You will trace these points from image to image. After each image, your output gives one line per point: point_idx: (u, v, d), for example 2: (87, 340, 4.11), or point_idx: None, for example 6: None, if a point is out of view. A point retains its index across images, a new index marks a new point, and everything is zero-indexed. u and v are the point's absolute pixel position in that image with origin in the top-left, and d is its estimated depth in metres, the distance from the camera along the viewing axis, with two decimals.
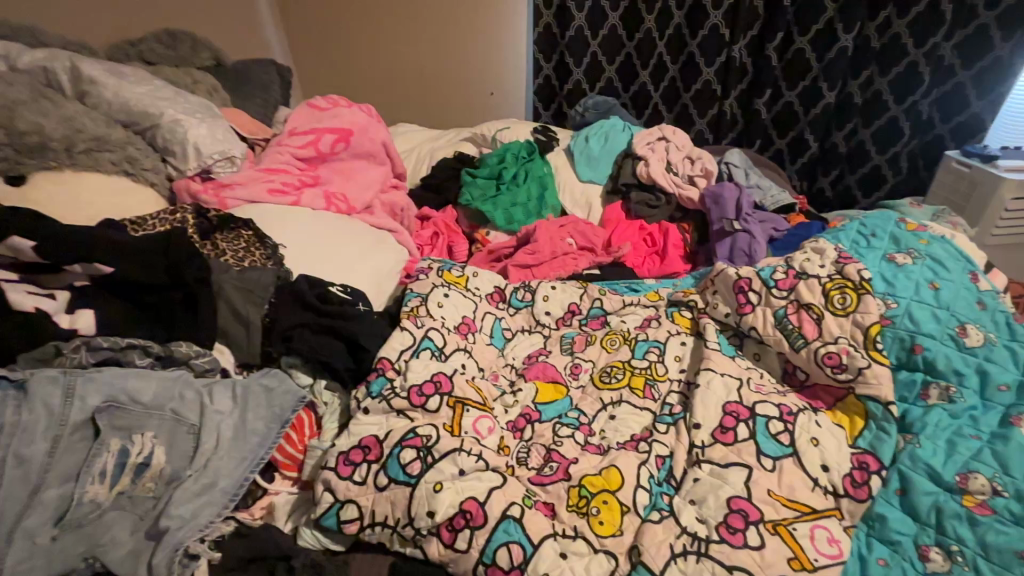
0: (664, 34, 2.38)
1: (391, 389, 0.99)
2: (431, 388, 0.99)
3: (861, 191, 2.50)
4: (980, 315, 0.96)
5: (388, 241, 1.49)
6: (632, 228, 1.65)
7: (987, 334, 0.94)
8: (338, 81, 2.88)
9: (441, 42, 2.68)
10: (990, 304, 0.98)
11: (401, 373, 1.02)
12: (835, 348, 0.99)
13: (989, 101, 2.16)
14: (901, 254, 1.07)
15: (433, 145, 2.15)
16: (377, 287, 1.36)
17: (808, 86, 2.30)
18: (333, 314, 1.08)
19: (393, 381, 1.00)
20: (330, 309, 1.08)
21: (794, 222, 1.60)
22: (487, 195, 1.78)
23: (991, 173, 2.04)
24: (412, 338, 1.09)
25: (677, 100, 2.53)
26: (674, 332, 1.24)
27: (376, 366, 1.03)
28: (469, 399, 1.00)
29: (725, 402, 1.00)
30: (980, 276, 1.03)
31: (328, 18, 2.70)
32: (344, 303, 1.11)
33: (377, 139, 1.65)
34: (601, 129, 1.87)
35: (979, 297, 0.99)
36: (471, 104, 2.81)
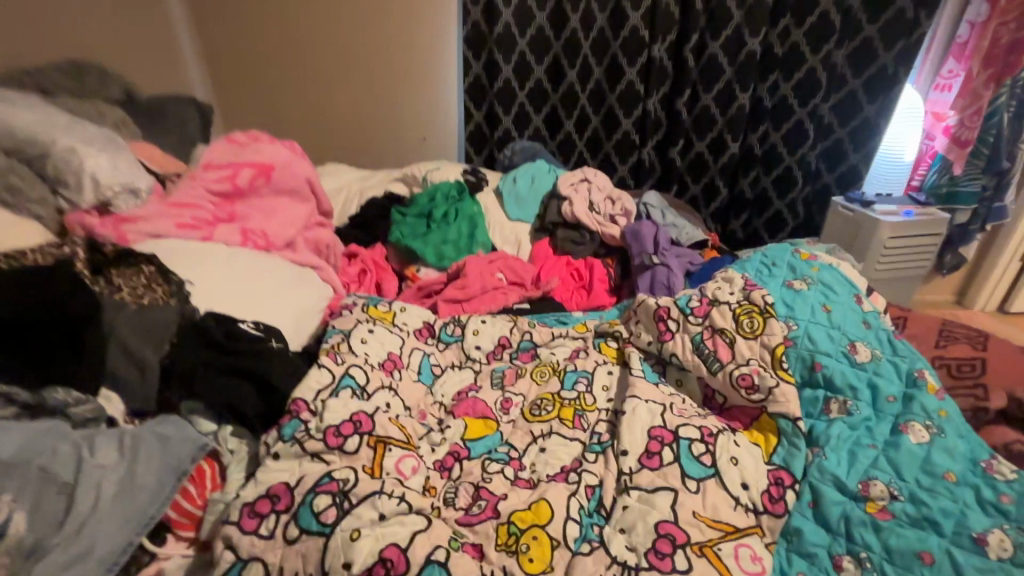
0: (586, 87, 2.55)
1: (305, 431, 0.92)
2: (350, 428, 0.92)
3: (766, 232, 2.74)
4: (867, 333, 1.06)
5: (311, 280, 1.45)
6: (559, 264, 1.69)
7: (873, 349, 1.03)
8: (268, 122, 2.82)
9: (376, 88, 2.71)
10: (874, 323, 1.08)
11: (318, 414, 0.94)
12: (747, 370, 1.05)
13: (864, 154, 2.48)
14: (798, 281, 1.16)
15: (363, 185, 2.13)
16: (297, 326, 1.30)
17: (714, 137, 2.53)
18: (243, 352, 1.00)
19: (308, 422, 0.93)
20: (239, 348, 1.00)
21: (707, 256, 1.71)
22: (417, 233, 1.78)
23: (871, 216, 2.33)
24: (332, 376, 1.03)
25: (600, 148, 2.69)
26: (601, 362, 1.26)
27: (290, 407, 0.95)
28: (392, 437, 0.95)
29: (650, 426, 1.02)
30: (864, 298, 1.13)
31: (259, 60, 2.68)
32: (257, 341, 1.04)
33: (301, 175, 1.61)
34: (528, 171, 1.93)
35: (865, 317, 1.08)
36: (407, 147, 2.84)
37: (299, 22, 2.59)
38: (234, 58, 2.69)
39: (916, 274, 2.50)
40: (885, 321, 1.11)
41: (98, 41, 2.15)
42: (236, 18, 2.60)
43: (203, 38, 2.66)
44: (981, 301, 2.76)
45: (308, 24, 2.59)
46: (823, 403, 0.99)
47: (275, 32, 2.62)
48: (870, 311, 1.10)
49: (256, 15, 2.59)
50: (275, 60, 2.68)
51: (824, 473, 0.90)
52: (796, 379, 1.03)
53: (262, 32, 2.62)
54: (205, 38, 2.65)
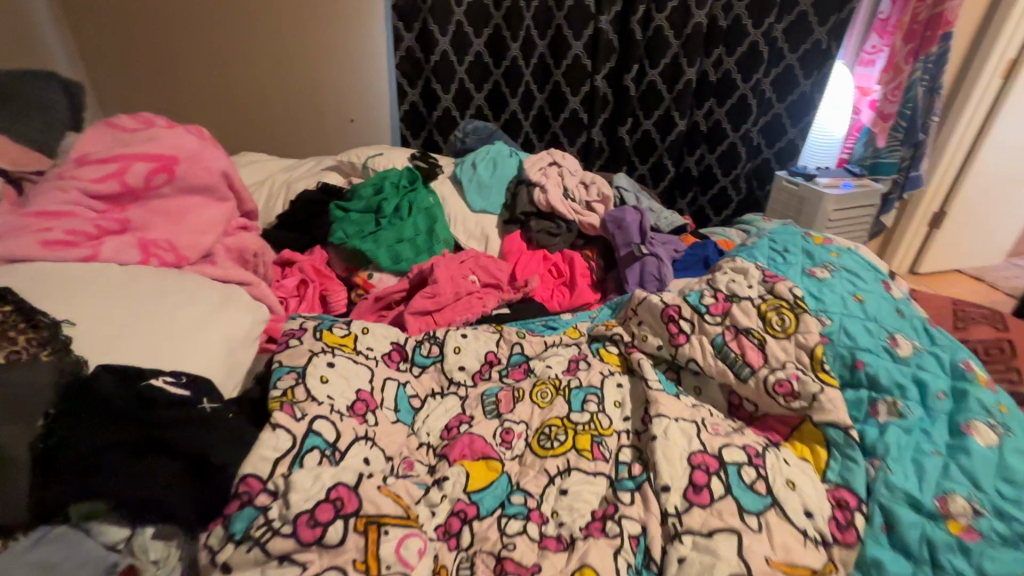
0: (530, 63, 2.35)
1: (265, 523, 0.68)
2: (328, 512, 0.70)
3: (712, 210, 2.70)
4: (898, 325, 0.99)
5: (240, 299, 1.16)
6: (535, 259, 1.51)
7: (912, 344, 0.95)
8: (154, 99, 2.35)
9: (289, 60, 2.33)
10: (905, 314, 1.01)
11: (281, 495, 0.71)
12: (784, 374, 0.93)
13: (800, 128, 2.50)
14: (817, 271, 1.07)
15: (289, 176, 1.81)
16: (228, 362, 1.03)
17: (662, 115, 2.44)
18: (155, 424, 0.71)
19: (268, 510, 0.69)
20: (155, 418, 0.71)
21: (688, 242, 1.61)
22: (364, 231, 1.51)
23: (816, 189, 2.34)
24: (293, 436, 0.78)
25: (547, 128, 2.51)
26: (608, 372, 1.09)
27: (238, 491, 0.71)
28: (388, 515, 0.73)
29: (690, 452, 0.88)
30: (890, 284, 1.08)
31: (138, 21, 2.20)
32: (181, 404, 0.75)
33: (216, 167, 1.26)
34: (489, 155, 1.72)
35: (894, 308, 1.01)
36: (330, 129, 2.49)
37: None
38: (103, 18, 2.19)
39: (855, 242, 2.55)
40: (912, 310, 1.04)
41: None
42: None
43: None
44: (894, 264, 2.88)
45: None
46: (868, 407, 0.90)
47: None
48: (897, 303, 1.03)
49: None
50: (159, 22, 2.21)
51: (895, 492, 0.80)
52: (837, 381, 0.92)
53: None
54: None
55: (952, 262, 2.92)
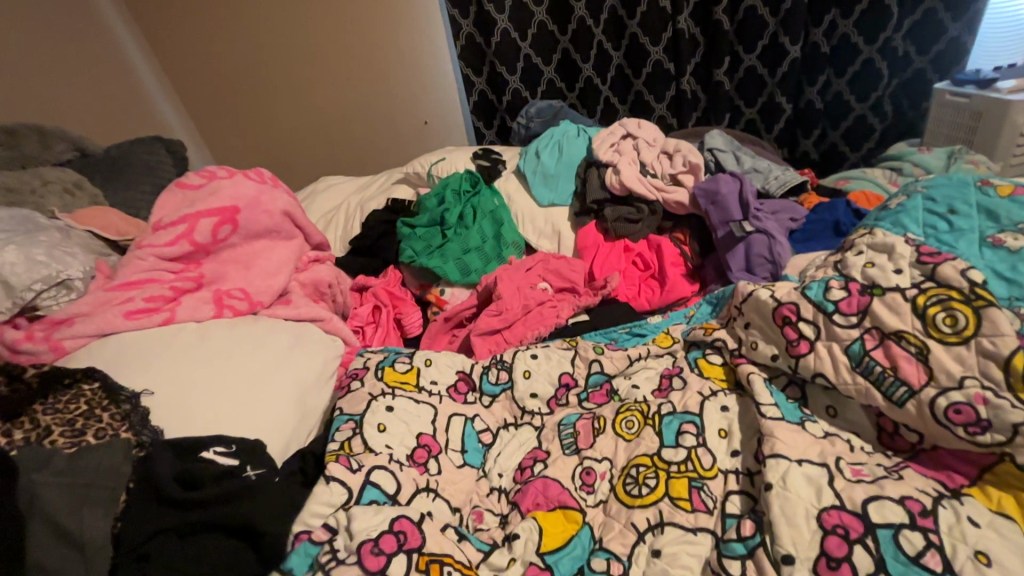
0: (599, 20, 2.06)
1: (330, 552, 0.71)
2: (393, 543, 0.72)
3: (848, 146, 2.17)
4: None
5: (311, 338, 1.16)
6: (615, 252, 1.32)
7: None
8: (245, 133, 2.49)
9: (355, 73, 2.31)
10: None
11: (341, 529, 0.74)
12: (962, 398, 0.67)
13: (967, 21, 1.86)
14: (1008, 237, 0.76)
15: (362, 195, 1.81)
16: (301, 409, 1.01)
17: (768, 45, 1.99)
18: (202, 504, 0.73)
19: (332, 541, 0.73)
20: (205, 493, 0.74)
21: (811, 205, 1.29)
22: (432, 246, 1.43)
23: (995, 98, 1.72)
24: (349, 489, 0.79)
25: (629, 88, 2.20)
26: (708, 393, 0.89)
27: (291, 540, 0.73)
28: (450, 557, 0.72)
29: (818, 509, 0.67)
30: None
31: (221, 66, 2.33)
32: (227, 474, 0.78)
33: (275, 209, 1.30)
34: (552, 140, 1.56)
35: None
36: (401, 133, 2.43)
37: (252, 7, 2.19)
38: (193, 68, 2.35)
39: None
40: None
41: (35, 85, 1.89)
42: (183, 15, 2.23)
43: (156, 51, 2.33)
44: None
45: (263, 8, 2.19)
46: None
47: (229, 24, 2.23)
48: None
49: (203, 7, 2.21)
50: (238, 62, 2.32)
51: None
52: None
53: (216, 29, 2.25)
54: (157, 47, 2.32)
55: None
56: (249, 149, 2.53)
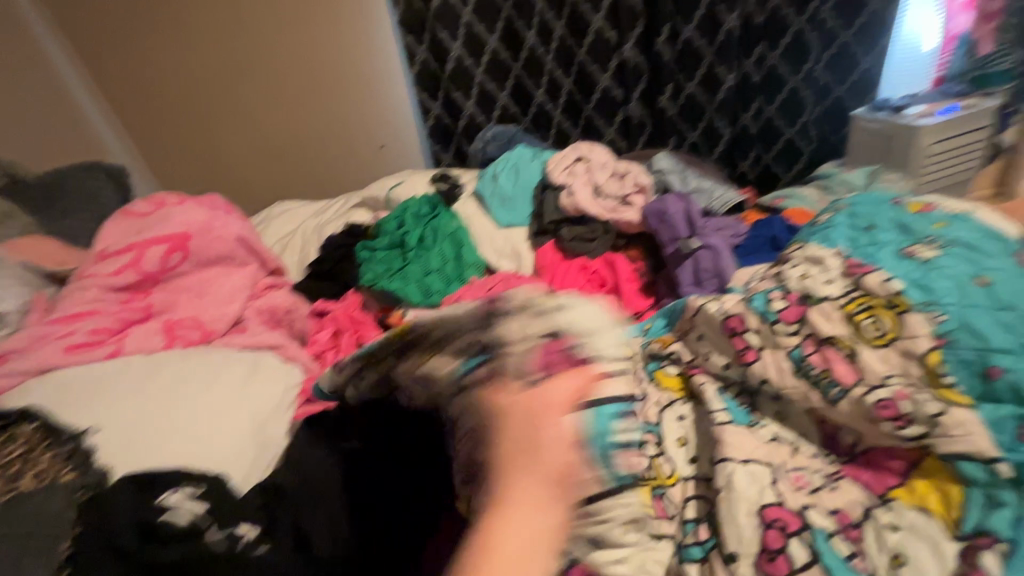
0: (549, 48, 2.15)
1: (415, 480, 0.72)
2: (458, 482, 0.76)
3: (782, 167, 2.34)
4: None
5: (269, 366, 1.13)
6: (573, 270, 1.37)
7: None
8: (192, 157, 2.41)
9: (309, 98, 2.30)
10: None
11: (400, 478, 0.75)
12: (888, 393, 0.73)
13: (876, 55, 2.10)
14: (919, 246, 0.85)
15: (319, 219, 1.80)
16: (260, 439, 0.97)
17: (705, 74, 2.14)
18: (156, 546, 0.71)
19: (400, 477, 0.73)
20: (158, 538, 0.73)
21: (751, 222, 1.38)
22: (393, 269, 1.44)
23: (903, 122, 1.94)
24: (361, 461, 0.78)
25: (580, 113, 2.29)
26: (665, 403, 0.92)
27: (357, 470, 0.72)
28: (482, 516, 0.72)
29: (760, 506, 0.73)
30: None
31: (167, 89, 2.27)
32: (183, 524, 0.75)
33: (229, 235, 1.28)
34: (508, 163, 1.60)
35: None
36: (356, 154, 2.42)
37: (198, 30, 2.16)
38: (135, 91, 2.27)
39: (967, 176, 2.07)
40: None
41: None
42: (123, 38, 2.17)
43: (95, 73, 2.25)
44: None
45: (212, 32, 2.16)
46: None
47: (174, 48, 2.19)
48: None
49: (144, 30, 2.15)
50: (185, 86, 2.26)
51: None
52: (970, 397, 0.70)
53: (161, 52, 2.20)
54: (96, 69, 2.23)
55: None
56: (197, 173, 2.45)
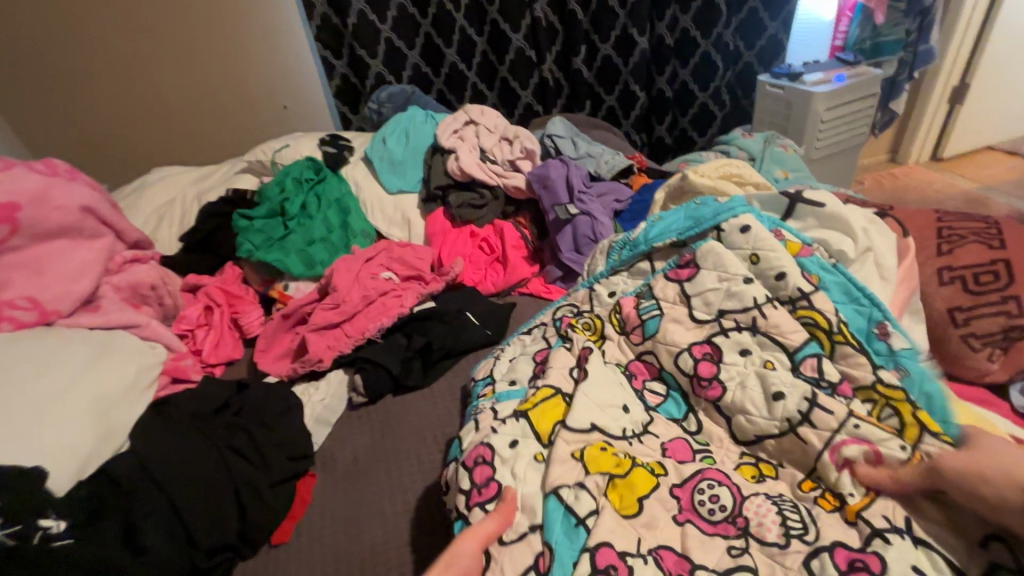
0: (460, 3, 1.99)
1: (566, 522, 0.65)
2: (485, 493, 0.70)
3: (696, 131, 2.35)
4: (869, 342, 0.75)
5: (120, 348, 1.04)
6: (461, 238, 1.34)
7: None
8: (57, 120, 2.06)
9: (193, 44, 2.00)
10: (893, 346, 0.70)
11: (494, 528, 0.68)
12: (723, 383, 0.73)
13: (782, 22, 2.14)
14: (774, 276, 0.77)
15: (200, 185, 1.66)
16: (101, 426, 0.89)
17: (620, 35, 2.09)
18: None
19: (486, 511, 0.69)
20: None
21: (637, 187, 1.40)
22: (272, 239, 1.35)
23: (801, 89, 1.97)
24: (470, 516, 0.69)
25: (495, 75, 2.17)
26: (535, 432, 0.76)
27: (489, 490, 0.70)
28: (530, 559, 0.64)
29: (596, 547, 0.62)
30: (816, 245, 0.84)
31: (15, 32, 1.90)
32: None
33: (71, 204, 1.15)
34: (400, 126, 1.54)
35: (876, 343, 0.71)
36: (258, 121, 2.18)
37: None
38: None
39: (859, 142, 2.18)
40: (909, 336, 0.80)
41: None
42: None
43: None
44: (914, 156, 2.51)
45: None
46: (836, 461, 0.63)
47: None
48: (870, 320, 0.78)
49: None
50: (37, 27, 1.90)
51: (895, 536, 0.57)
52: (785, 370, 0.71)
53: None
54: None
55: (983, 141, 2.52)
56: (65, 134, 2.09)
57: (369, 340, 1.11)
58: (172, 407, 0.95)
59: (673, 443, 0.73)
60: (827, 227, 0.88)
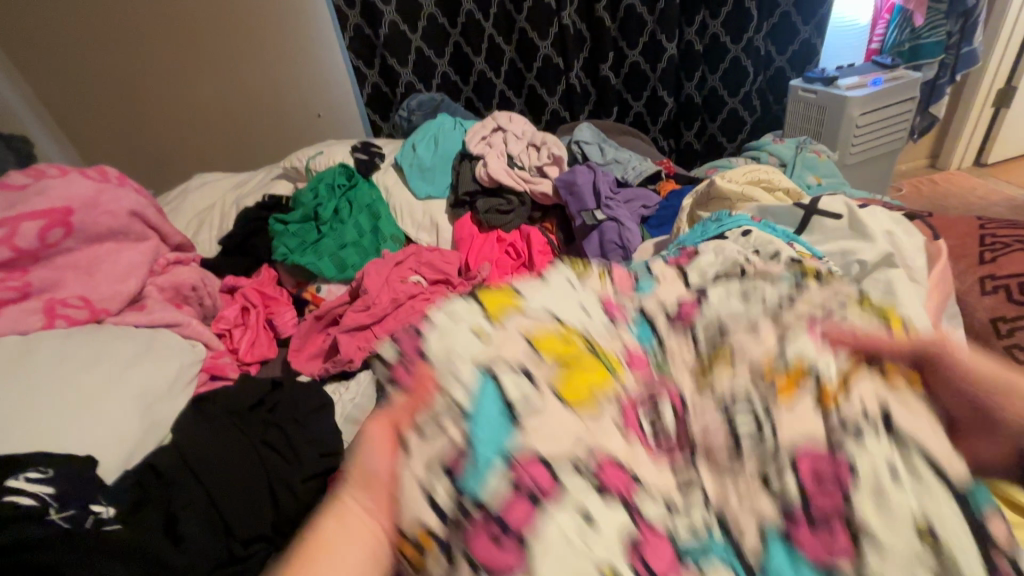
0: (489, 13, 2.02)
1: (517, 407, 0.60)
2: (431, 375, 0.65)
3: (725, 137, 2.32)
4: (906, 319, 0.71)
5: (163, 345, 1.09)
6: (488, 243, 1.36)
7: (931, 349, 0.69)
8: (108, 128, 2.18)
9: (234, 54, 2.08)
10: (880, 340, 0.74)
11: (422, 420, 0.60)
12: (684, 315, 0.75)
13: (815, 25, 2.08)
14: (771, 253, 0.83)
15: (238, 191, 1.72)
16: (146, 421, 0.94)
17: (648, 41, 2.09)
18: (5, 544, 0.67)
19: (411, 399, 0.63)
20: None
21: (665, 193, 1.40)
22: (305, 243, 1.39)
23: (835, 94, 1.93)
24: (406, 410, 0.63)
25: (523, 82, 2.19)
26: (472, 311, 0.71)
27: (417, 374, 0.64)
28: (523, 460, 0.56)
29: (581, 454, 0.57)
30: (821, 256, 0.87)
31: (73, 46, 2.01)
32: (31, 515, 0.70)
33: (120, 209, 1.21)
34: (429, 134, 1.58)
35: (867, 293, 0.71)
36: (293, 128, 2.25)
37: None
38: (39, 50, 2.01)
39: (897, 147, 2.12)
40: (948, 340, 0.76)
41: None
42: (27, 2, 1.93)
43: None
44: (955, 161, 2.42)
45: None
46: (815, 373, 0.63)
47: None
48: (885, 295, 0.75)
49: None
50: (94, 42, 2.01)
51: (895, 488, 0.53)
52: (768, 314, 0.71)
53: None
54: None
55: None
56: (116, 141, 2.21)
57: None
58: (211, 403, 0.99)
59: (632, 355, 0.72)
60: (842, 234, 0.90)
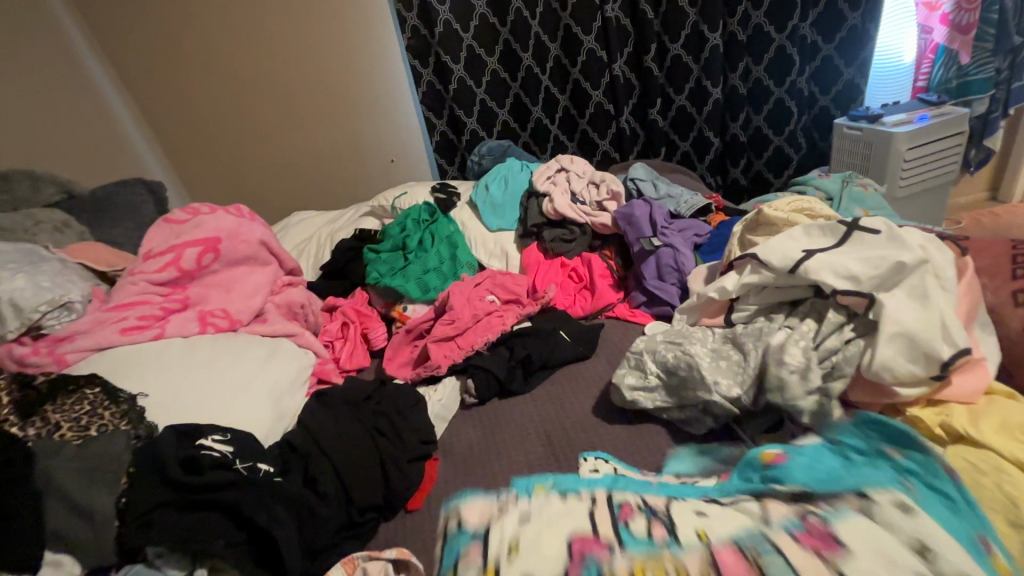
0: (545, 67, 2.26)
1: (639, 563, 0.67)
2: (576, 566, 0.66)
3: (772, 173, 2.43)
4: (932, 338, 0.84)
5: (287, 350, 1.30)
6: (553, 268, 1.54)
7: (942, 359, 0.83)
8: (219, 176, 2.53)
9: (328, 113, 2.43)
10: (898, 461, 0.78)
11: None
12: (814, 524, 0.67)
13: (858, 66, 2.19)
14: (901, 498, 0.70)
15: (332, 226, 1.99)
16: (280, 410, 1.14)
17: (694, 87, 2.25)
18: (200, 486, 0.86)
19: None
20: (193, 482, 0.86)
21: (714, 223, 1.54)
22: (395, 268, 1.61)
23: (881, 131, 2.01)
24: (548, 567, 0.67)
25: (576, 127, 2.40)
26: None
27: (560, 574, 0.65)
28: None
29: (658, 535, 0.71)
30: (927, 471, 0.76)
31: (198, 109, 2.39)
32: (219, 463, 0.90)
33: (253, 239, 1.47)
34: (499, 175, 1.80)
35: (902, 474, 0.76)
36: (370, 175, 2.56)
37: (228, 60, 2.30)
38: (171, 111, 2.39)
39: (948, 179, 2.16)
40: (979, 345, 0.89)
41: (27, 123, 1.92)
42: (162, 71, 2.31)
43: (131, 91, 2.35)
44: (1017, 193, 2.42)
45: (237, 53, 2.29)
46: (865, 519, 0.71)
47: (202, 68, 2.31)
48: (849, 272, 0.93)
49: (179, 51, 2.28)
50: (214, 104, 2.38)
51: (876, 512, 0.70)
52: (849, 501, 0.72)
53: (191, 71, 2.31)
54: (138, 93, 2.36)
55: None
56: (225, 188, 2.56)
57: (476, 351, 1.31)
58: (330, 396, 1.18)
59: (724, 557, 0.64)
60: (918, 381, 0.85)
